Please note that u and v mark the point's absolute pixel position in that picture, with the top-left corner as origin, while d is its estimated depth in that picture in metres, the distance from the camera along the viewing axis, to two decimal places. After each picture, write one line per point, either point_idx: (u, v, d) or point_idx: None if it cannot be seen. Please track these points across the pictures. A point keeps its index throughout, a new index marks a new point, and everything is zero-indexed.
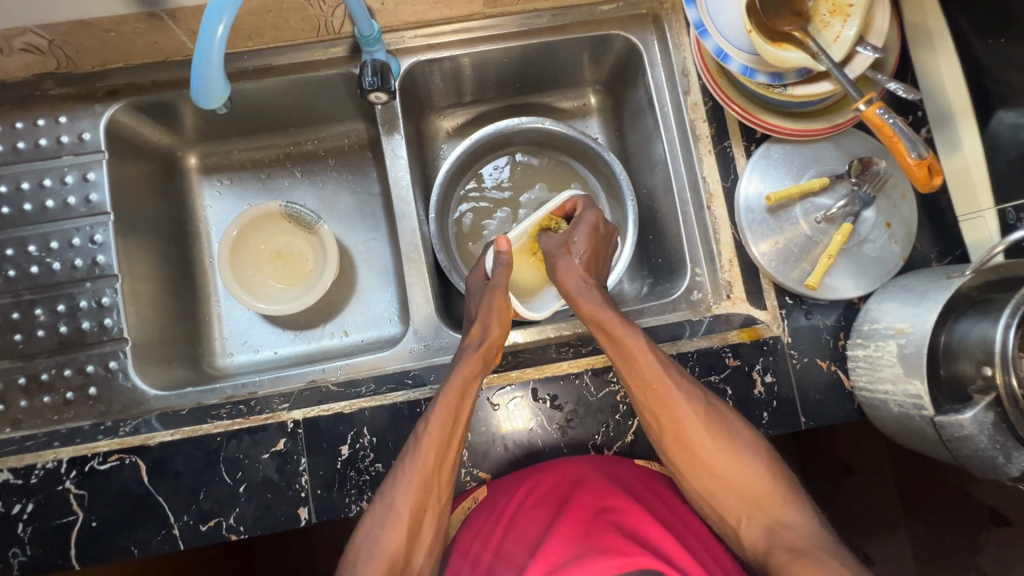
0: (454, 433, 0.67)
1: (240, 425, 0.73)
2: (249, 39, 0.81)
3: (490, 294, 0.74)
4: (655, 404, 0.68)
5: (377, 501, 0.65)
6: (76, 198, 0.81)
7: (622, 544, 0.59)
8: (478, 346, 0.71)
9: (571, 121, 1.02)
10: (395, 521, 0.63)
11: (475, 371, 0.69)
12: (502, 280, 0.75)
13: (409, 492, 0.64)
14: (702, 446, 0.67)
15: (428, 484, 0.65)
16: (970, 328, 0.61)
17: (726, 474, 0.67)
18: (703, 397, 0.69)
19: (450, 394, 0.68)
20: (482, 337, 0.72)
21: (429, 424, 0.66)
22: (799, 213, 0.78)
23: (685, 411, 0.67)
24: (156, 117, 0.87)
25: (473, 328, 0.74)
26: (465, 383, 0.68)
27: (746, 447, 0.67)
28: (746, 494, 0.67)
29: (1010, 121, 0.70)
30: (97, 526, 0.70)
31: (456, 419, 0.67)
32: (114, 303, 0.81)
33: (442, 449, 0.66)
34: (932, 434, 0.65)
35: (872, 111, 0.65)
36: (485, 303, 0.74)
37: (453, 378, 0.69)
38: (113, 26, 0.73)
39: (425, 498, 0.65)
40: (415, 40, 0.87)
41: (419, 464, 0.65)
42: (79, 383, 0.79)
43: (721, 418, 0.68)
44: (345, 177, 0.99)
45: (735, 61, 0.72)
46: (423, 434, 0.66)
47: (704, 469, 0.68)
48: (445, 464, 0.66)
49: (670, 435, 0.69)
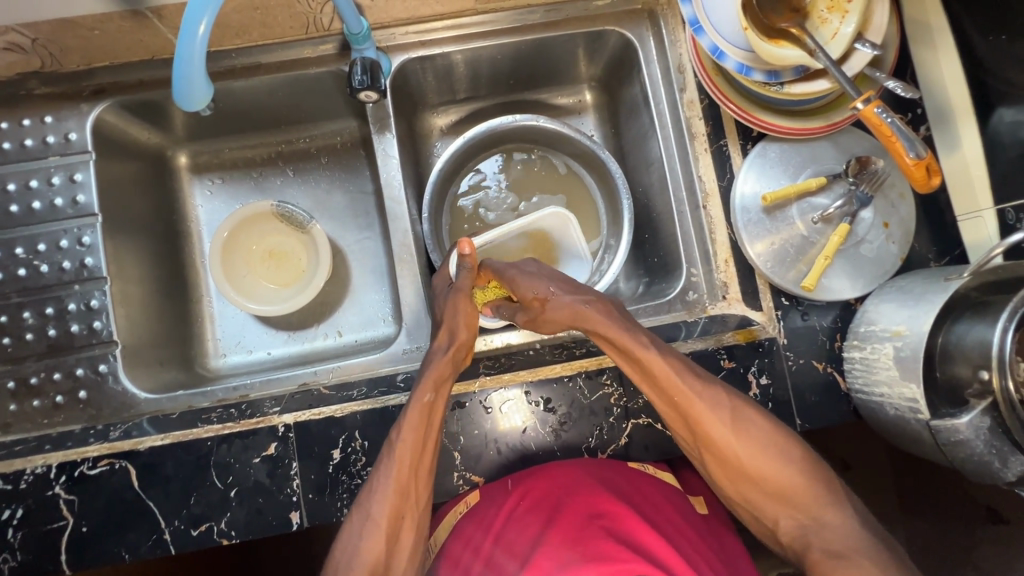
0: (427, 437, 0.66)
1: (231, 429, 0.72)
2: (237, 36, 0.79)
3: (453, 297, 0.70)
4: (676, 407, 0.65)
5: (355, 508, 0.64)
6: (63, 199, 0.80)
7: (615, 551, 0.59)
8: (446, 348, 0.69)
9: (567, 118, 1.01)
10: (373, 527, 0.62)
11: (444, 373, 0.67)
12: (467, 283, 0.71)
13: (386, 499, 0.63)
14: (729, 447, 0.65)
15: (404, 491, 0.64)
16: (966, 331, 0.61)
17: (758, 472, 0.65)
18: (724, 395, 0.66)
19: (420, 400, 0.66)
20: (450, 340, 0.69)
21: (401, 431, 0.65)
22: (795, 213, 0.77)
23: (706, 411, 0.64)
24: (144, 116, 0.85)
25: (439, 331, 0.71)
26: (435, 387, 0.67)
27: (771, 442, 0.65)
28: (779, 493, 0.64)
29: (1010, 119, 0.69)
30: (88, 532, 0.70)
31: (428, 423, 0.66)
32: (103, 305, 0.80)
33: (416, 455, 0.65)
34: (927, 437, 0.64)
35: (869, 110, 0.63)
36: (449, 306, 0.70)
37: (423, 381, 0.67)
38: (96, 24, 0.72)
39: (403, 504, 0.64)
40: (406, 37, 0.85)
41: (394, 470, 0.64)
42: (68, 386, 0.78)
43: (742, 415, 0.66)
44: (338, 176, 0.98)
45: (730, 58, 0.70)
46: (396, 440, 0.65)
47: (735, 469, 0.66)
48: (421, 469, 0.65)
49: (696, 437, 0.66)
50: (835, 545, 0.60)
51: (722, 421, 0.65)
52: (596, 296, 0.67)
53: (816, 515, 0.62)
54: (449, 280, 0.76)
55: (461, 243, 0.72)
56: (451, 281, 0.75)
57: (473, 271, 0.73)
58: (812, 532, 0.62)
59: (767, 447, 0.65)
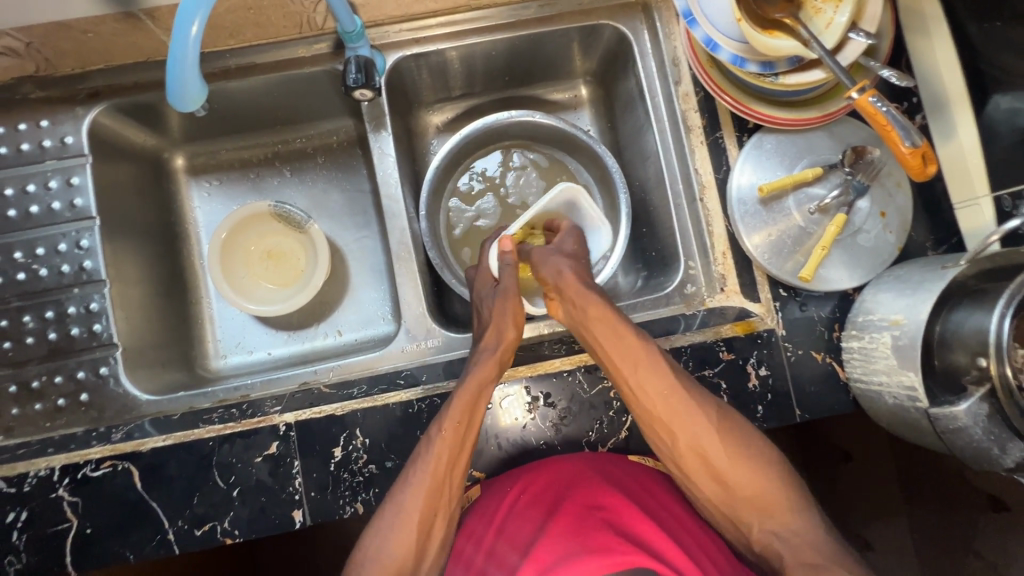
0: (466, 434, 0.67)
1: (232, 429, 0.73)
2: (231, 37, 0.79)
3: (503, 297, 0.73)
4: (659, 412, 0.67)
5: (386, 506, 0.65)
6: (60, 203, 0.80)
7: (615, 543, 0.59)
8: (493, 348, 0.71)
9: (562, 113, 1.01)
10: (404, 525, 0.62)
11: (489, 374, 0.69)
12: (511, 283, 0.75)
13: (418, 496, 0.64)
14: (705, 454, 0.67)
15: (439, 487, 0.65)
16: (964, 319, 0.61)
17: (740, 483, 0.66)
18: (712, 405, 0.68)
19: (464, 397, 0.68)
20: (498, 339, 0.72)
21: (441, 427, 0.66)
22: (792, 204, 0.77)
23: (689, 414, 0.67)
24: (140, 118, 0.85)
25: (486, 332, 0.73)
26: (479, 388, 0.68)
27: (755, 453, 0.66)
28: (756, 504, 0.65)
29: (1006, 106, 0.69)
30: (92, 533, 0.70)
31: (469, 420, 0.67)
32: (102, 308, 0.80)
33: (455, 451, 0.66)
34: (926, 425, 0.64)
35: (864, 100, 0.64)
36: (499, 305, 0.73)
37: (468, 379, 0.69)
38: (90, 26, 0.72)
39: (434, 504, 0.64)
40: (400, 35, 0.85)
41: (431, 467, 0.65)
42: (70, 389, 0.79)
43: (728, 426, 0.67)
44: (335, 176, 0.98)
45: (724, 50, 0.70)
46: (436, 436, 0.66)
47: (714, 478, 0.67)
48: (457, 467, 0.66)
49: (675, 443, 0.68)
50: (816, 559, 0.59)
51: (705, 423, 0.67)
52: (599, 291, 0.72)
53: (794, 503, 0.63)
54: (493, 281, 0.78)
55: (501, 240, 0.78)
56: (496, 280, 0.78)
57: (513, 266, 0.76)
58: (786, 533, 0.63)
59: (751, 460, 0.66)
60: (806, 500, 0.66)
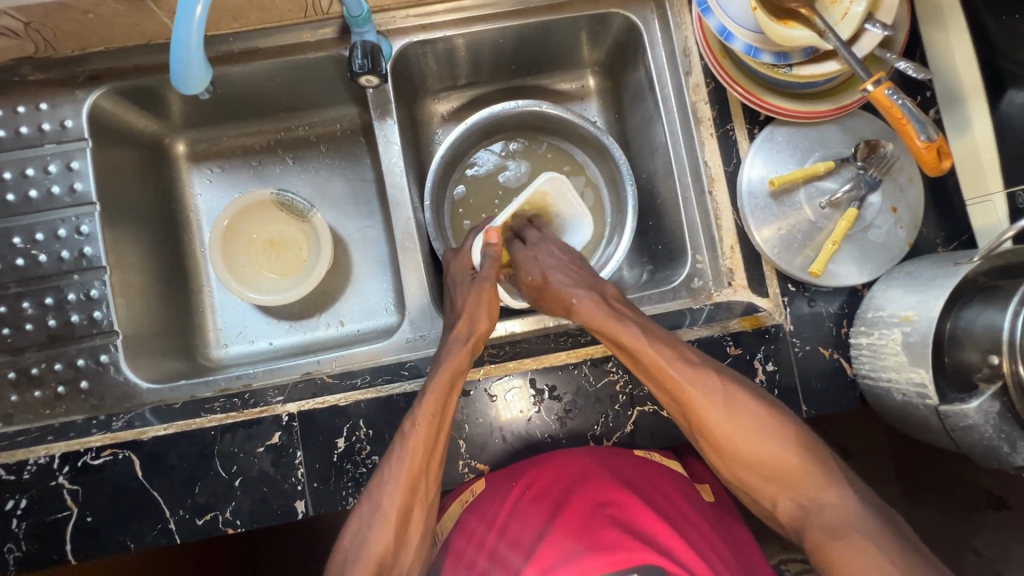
0: (440, 429, 0.66)
1: (234, 419, 0.72)
2: (234, 20, 0.78)
3: (477, 287, 0.72)
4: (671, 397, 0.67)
5: (365, 500, 0.64)
6: (60, 187, 0.79)
7: (624, 539, 0.60)
8: (465, 340, 0.70)
9: (569, 104, 0.99)
10: (383, 520, 0.62)
11: (462, 365, 0.68)
12: (492, 272, 0.74)
13: (396, 491, 0.63)
14: (732, 437, 0.65)
15: (415, 483, 0.64)
16: (976, 316, 0.60)
17: (755, 450, 0.64)
18: (718, 377, 0.67)
19: (436, 389, 0.67)
20: (470, 330, 0.71)
21: (415, 422, 0.65)
22: (803, 198, 0.76)
23: (697, 397, 0.65)
24: (140, 103, 0.84)
25: (458, 321, 0.72)
26: (452, 377, 0.67)
27: (771, 428, 0.65)
28: (771, 471, 0.64)
29: (1021, 102, 0.68)
30: (92, 522, 0.69)
31: (442, 413, 0.66)
32: (103, 295, 0.79)
33: (429, 448, 0.65)
34: (935, 423, 0.64)
35: (880, 92, 0.62)
36: (472, 296, 0.72)
37: (439, 372, 0.67)
38: (90, 7, 0.70)
39: (413, 496, 0.64)
40: (406, 21, 0.84)
41: (406, 462, 0.64)
42: (70, 377, 0.78)
43: (732, 392, 0.66)
44: (339, 164, 0.97)
45: (738, 40, 0.69)
46: (409, 432, 0.65)
47: (733, 456, 0.66)
48: (432, 464, 0.65)
49: (687, 417, 0.67)
50: (834, 521, 0.59)
51: (713, 403, 0.65)
52: (588, 285, 0.73)
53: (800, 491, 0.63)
54: (471, 270, 0.77)
55: (488, 231, 0.75)
56: (475, 269, 0.76)
57: (497, 261, 0.75)
58: (812, 512, 0.61)
59: (767, 430, 0.65)
60: (831, 470, 0.63)
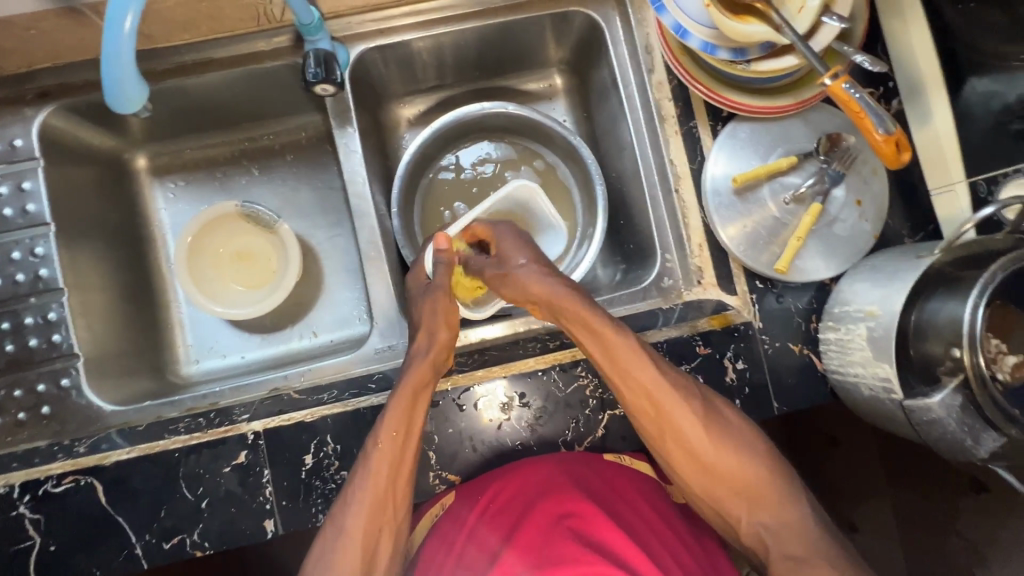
0: (405, 444, 0.65)
1: (198, 440, 0.71)
2: (185, 31, 0.76)
3: (433, 295, 0.70)
4: (647, 403, 0.65)
5: (328, 523, 0.63)
6: (12, 209, 0.77)
7: (580, 553, 0.60)
8: (426, 351, 0.69)
9: (537, 104, 0.98)
10: (348, 544, 0.61)
11: (424, 376, 0.67)
12: (444, 279, 0.71)
13: (361, 512, 0.62)
14: (705, 448, 0.66)
15: (382, 501, 0.63)
16: (939, 307, 0.59)
17: (707, 445, 0.66)
18: (692, 390, 0.67)
19: (398, 407, 0.65)
20: (430, 341, 0.69)
21: (378, 440, 0.64)
22: (767, 194, 0.76)
23: (675, 406, 0.65)
24: (95, 119, 0.82)
25: (419, 333, 0.70)
26: (415, 390, 0.66)
27: (740, 439, 0.66)
28: (740, 487, 0.66)
29: (982, 89, 0.71)
30: (56, 550, 0.68)
31: (407, 428, 0.65)
32: (61, 317, 0.77)
33: (395, 465, 0.64)
34: (900, 416, 0.64)
35: (837, 86, 0.62)
36: (429, 305, 0.70)
37: (402, 387, 0.66)
38: (31, 23, 0.68)
39: (379, 517, 0.63)
40: (364, 25, 0.82)
41: (369, 483, 0.63)
42: (31, 403, 0.76)
43: (705, 403, 0.67)
44: (304, 173, 0.95)
45: (695, 36, 0.68)
46: (373, 451, 0.64)
47: (701, 466, 0.66)
48: (399, 482, 0.64)
49: (659, 426, 0.66)
50: None
51: (690, 414, 0.65)
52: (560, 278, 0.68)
53: None
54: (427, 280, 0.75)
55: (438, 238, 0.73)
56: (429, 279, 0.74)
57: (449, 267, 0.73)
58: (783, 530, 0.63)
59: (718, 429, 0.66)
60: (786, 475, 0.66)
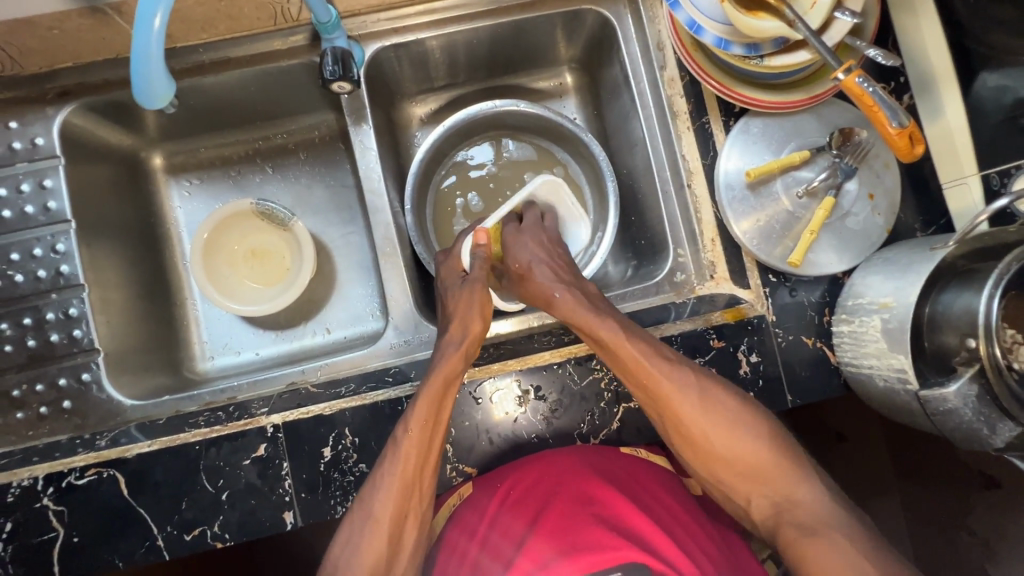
0: (434, 432, 0.66)
1: (218, 433, 0.72)
2: (203, 30, 0.77)
3: (470, 289, 0.73)
4: (642, 386, 0.68)
5: (356, 507, 0.64)
6: (34, 206, 0.78)
7: (605, 538, 0.62)
8: (459, 342, 0.70)
9: (548, 102, 0.99)
10: (376, 527, 0.62)
11: (456, 367, 0.68)
12: (482, 274, 0.74)
13: (390, 498, 0.63)
14: (706, 431, 0.67)
15: (410, 489, 0.64)
16: (954, 299, 0.60)
17: (711, 440, 0.67)
18: (691, 375, 0.68)
19: (428, 396, 0.66)
20: (462, 332, 0.71)
21: (407, 428, 0.65)
22: (780, 188, 0.76)
23: (671, 390, 0.67)
24: (114, 117, 0.83)
25: (451, 324, 0.72)
26: (446, 380, 0.67)
27: (746, 423, 0.67)
28: (749, 469, 0.67)
29: (993, 83, 0.69)
30: (79, 542, 0.69)
31: (438, 415, 0.66)
32: (82, 313, 0.78)
33: (423, 451, 0.65)
34: (916, 407, 0.64)
35: (850, 81, 0.62)
36: (466, 297, 0.72)
37: (433, 376, 0.67)
38: (54, 23, 0.69)
39: (406, 503, 0.64)
40: (378, 24, 0.83)
41: (398, 469, 0.64)
42: (52, 397, 0.77)
43: (706, 388, 0.68)
44: (318, 171, 0.96)
45: (708, 32, 0.69)
46: (401, 439, 0.65)
47: (705, 448, 0.68)
48: (425, 470, 0.65)
49: (660, 411, 0.68)
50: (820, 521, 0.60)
51: (689, 398, 0.67)
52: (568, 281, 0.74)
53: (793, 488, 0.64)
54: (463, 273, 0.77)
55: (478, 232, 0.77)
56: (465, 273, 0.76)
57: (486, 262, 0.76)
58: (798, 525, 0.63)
59: (724, 425, 0.67)
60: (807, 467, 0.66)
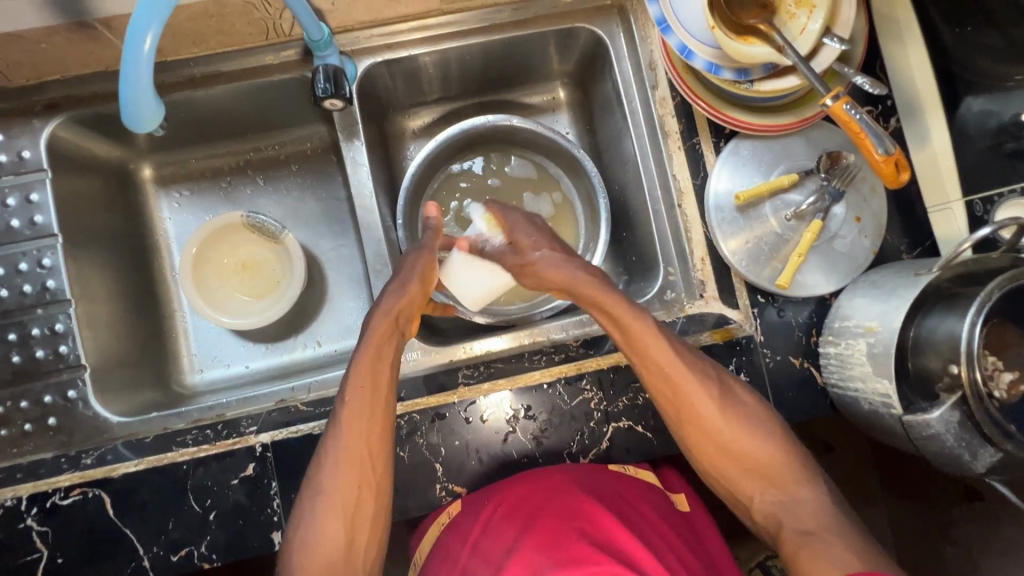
0: (374, 396, 0.65)
1: (206, 452, 0.71)
2: (193, 45, 0.77)
3: (414, 254, 0.73)
4: (661, 376, 0.67)
5: (309, 484, 0.64)
6: (20, 220, 0.77)
7: (589, 553, 0.64)
8: (394, 304, 0.70)
9: (540, 116, 0.99)
10: (327, 500, 0.62)
11: (389, 328, 0.68)
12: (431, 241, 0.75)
13: (334, 467, 0.63)
14: (717, 423, 0.67)
15: (356, 457, 0.63)
16: (938, 324, 0.61)
17: (723, 433, 0.67)
18: (706, 370, 0.68)
19: (364, 361, 0.66)
20: (399, 295, 0.70)
21: (345, 395, 0.65)
22: (768, 210, 0.77)
23: (688, 381, 0.67)
24: (102, 131, 0.82)
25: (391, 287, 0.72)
26: (380, 344, 0.67)
27: (745, 413, 0.67)
28: (756, 467, 0.66)
29: (977, 108, 0.72)
30: (63, 563, 0.69)
31: (374, 384, 0.65)
32: (68, 329, 0.77)
33: (365, 417, 0.64)
34: (900, 430, 0.65)
35: (839, 107, 0.63)
36: (409, 261, 0.72)
37: (366, 340, 0.68)
38: (42, 37, 0.69)
39: (356, 473, 0.63)
40: (371, 40, 0.83)
41: (342, 437, 0.64)
42: (36, 414, 0.76)
43: (716, 380, 0.68)
44: (309, 183, 0.96)
45: (699, 57, 0.69)
46: (342, 404, 0.65)
47: (717, 445, 0.67)
48: (371, 435, 0.64)
49: (675, 404, 0.68)
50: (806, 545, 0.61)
51: (704, 391, 0.67)
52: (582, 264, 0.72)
53: (782, 510, 0.64)
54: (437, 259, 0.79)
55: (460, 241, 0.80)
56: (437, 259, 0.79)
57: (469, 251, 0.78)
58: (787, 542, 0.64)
59: (728, 409, 0.67)
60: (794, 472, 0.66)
